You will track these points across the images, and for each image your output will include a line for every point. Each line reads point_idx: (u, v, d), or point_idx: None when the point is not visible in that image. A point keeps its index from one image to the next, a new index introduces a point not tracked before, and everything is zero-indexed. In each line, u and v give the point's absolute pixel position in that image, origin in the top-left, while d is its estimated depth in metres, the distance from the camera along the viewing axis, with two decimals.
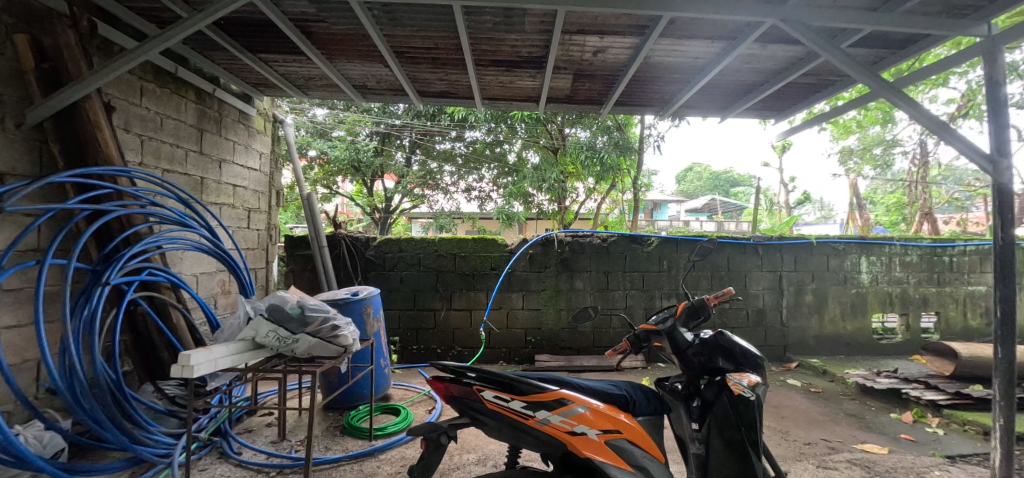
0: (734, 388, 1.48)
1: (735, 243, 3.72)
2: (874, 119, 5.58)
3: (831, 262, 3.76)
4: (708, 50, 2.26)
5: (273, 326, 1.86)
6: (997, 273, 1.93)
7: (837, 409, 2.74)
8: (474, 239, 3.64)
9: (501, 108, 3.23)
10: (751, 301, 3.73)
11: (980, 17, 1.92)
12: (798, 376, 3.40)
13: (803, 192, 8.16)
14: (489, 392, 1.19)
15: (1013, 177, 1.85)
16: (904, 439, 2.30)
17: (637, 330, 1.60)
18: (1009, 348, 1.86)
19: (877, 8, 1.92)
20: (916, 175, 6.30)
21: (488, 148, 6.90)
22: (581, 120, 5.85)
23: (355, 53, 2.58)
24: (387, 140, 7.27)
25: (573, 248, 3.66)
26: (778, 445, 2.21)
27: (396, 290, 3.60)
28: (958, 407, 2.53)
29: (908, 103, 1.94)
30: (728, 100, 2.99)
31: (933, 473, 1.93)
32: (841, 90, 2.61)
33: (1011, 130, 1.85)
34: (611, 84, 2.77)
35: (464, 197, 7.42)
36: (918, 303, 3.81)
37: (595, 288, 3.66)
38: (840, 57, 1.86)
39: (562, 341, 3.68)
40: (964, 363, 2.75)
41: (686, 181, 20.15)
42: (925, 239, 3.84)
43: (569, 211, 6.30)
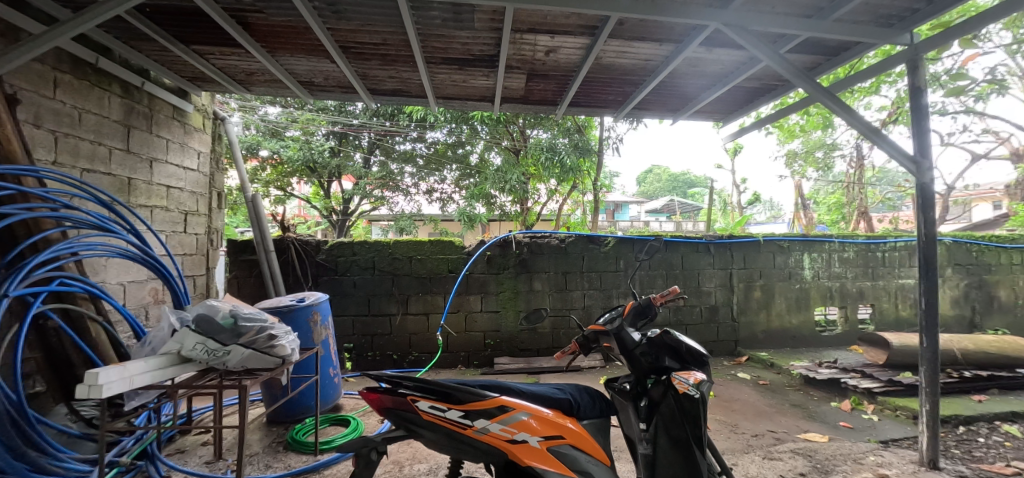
0: (680, 386, 1.51)
1: (688, 242, 3.82)
2: (815, 123, 5.88)
3: (777, 259, 3.94)
4: (657, 53, 2.28)
5: (201, 338, 1.72)
6: (921, 266, 2.05)
7: (783, 400, 2.85)
8: (430, 241, 3.54)
9: (457, 107, 3.13)
10: (704, 299, 3.84)
11: (904, 26, 2.05)
12: (747, 370, 3.52)
13: (754, 193, 8.57)
14: (424, 402, 1.19)
15: (933, 176, 1.99)
16: (843, 427, 2.42)
17: (587, 331, 1.63)
18: (933, 337, 1.98)
19: (813, 15, 2.00)
20: (853, 177, 6.76)
21: (450, 149, 6.77)
22: (541, 122, 5.85)
23: (297, 46, 2.44)
24: (344, 141, 6.99)
25: (532, 249, 3.64)
26: (728, 439, 2.25)
27: (349, 295, 3.46)
28: (891, 394, 2.69)
29: (845, 109, 2.04)
30: (678, 103, 3.04)
31: (868, 459, 2.03)
32: (782, 94, 2.72)
33: (931, 134, 2.00)
34: (564, 85, 2.75)
35: (425, 198, 7.24)
36: (855, 296, 4.06)
37: (553, 289, 3.66)
38: (779, 61, 1.93)
39: (522, 343, 3.65)
40: (896, 352, 2.91)
41: (645, 183, 20.74)
42: (860, 236, 4.09)
43: (530, 212, 6.38)
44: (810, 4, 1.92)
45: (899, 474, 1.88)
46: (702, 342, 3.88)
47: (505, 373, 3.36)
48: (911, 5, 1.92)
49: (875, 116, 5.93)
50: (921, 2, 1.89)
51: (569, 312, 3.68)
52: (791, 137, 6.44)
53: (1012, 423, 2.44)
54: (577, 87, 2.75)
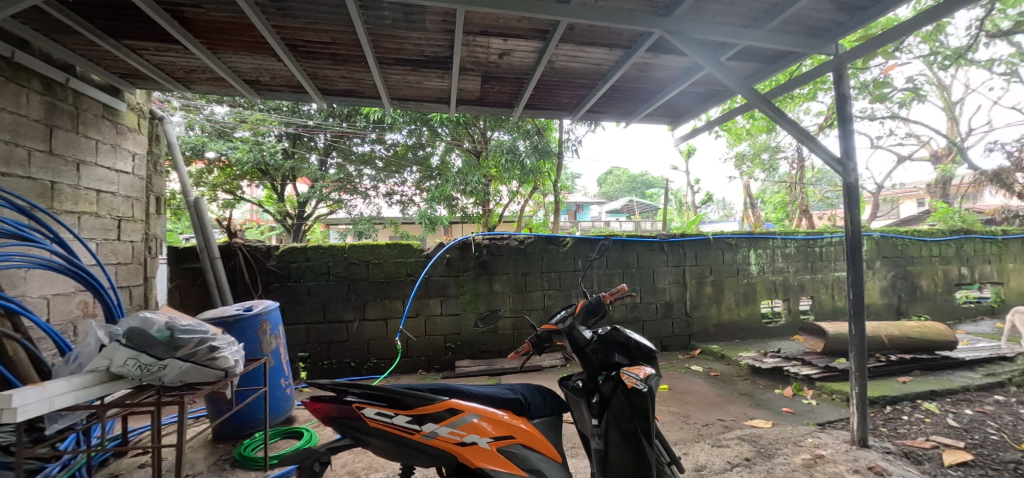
0: (628, 381, 1.57)
1: (644, 241, 3.96)
2: (760, 127, 6.25)
3: (726, 256, 4.15)
4: (608, 58, 2.34)
5: (133, 352, 1.61)
6: (850, 259, 2.21)
7: (732, 389, 3.00)
8: (388, 244, 3.47)
9: (413, 109, 3.09)
10: (660, 296, 3.98)
11: (830, 38, 2.18)
12: (700, 362, 3.68)
13: (707, 193, 9.00)
14: (370, 409, 1.17)
15: (858, 177, 2.16)
16: (785, 412, 2.58)
17: (539, 331, 1.65)
18: (861, 325, 2.13)
19: (749, 25, 2.07)
20: (795, 177, 7.23)
21: (410, 151, 6.66)
22: (500, 124, 5.91)
23: (239, 44, 2.33)
24: (297, 142, 6.73)
25: (491, 251, 3.64)
26: (680, 429, 2.34)
27: (303, 302, 3.33)
28: (827, 379, 2.89)
29: (780, 115, 2.16)
30: (630, 106, 3.14)
31: (806, 441, 2.16)
32: (725, 99, 2.87)
33: (855, 138, 2.17)
34: (519, 87, 2.78)
35: (385, 201, 7.08)
36: (796, 289, 4.34)
37: (513, 290, 3.68)
38: (718, 69, 2.02)
39: (484, 345, 3.64)
40: (831, 340, 3.14)
41: (606, 184, 21.35)
42: (800, 232, 4.38)
43: (492, 214, 6.45)
44: (746, 15, 1.98)
45: (833, 453, 2.01)
46: (659, 337, 4.02)
47: (467, 376, 3.34)
48: (835, 18, 2.03)
49: (813, 121, 6.38)
50: (843, 15, 2.01)
51: (529, 313, 3.71)
52: (739, 140, 6.81)
53: (931, 401, 2.68)
54: (532, 90, 2.79)
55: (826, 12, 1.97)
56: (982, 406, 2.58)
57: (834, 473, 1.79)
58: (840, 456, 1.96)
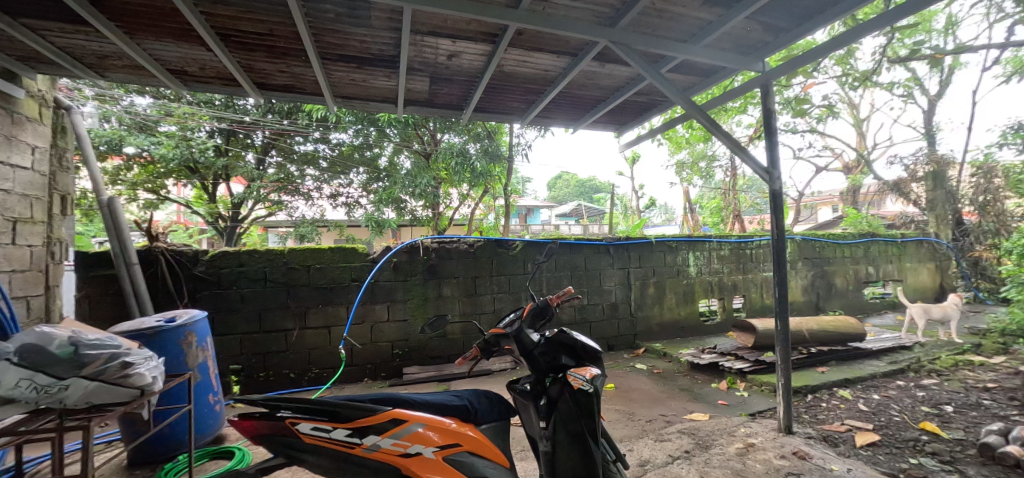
0: (575, 383, 1.58)
1: (591, 244, 4.08)
2: (698, 137, 6.70)
3: (667, 258, 4.38)
4: (555, 65, 2.39)
5: (27, 372, 1.31)
6: (776, 260, 2.40)
7: (673, 385, 3.16)
8: (331, 248, 3.31)
9: (358, 108, 2.97)
10: (606, 297, 4.12)
11: (758, 56, 2.35)
12: (644, 360, 3.85)
13: (651, 198, 9.54)
14: (305, 424, 1.12)
15: (782, 184, 2.36)
16: (721, 405, 2.75)
17: (487, 335, 1.63)
18: (785, 321, 2.32)
19: (687, 40, 2.16)
20: (729, 184, 7.83)
21: (357, 152, 6.44)
22: (450, 127, 5.96)
23: (163, 30, 2.12)
24: (232, 139, 6.26)
25: (440, 254, 3.59)
26: (626, 427, 2.42)
27: (236, 311, 3.09)
28: (757, 372, 3.13)
29: (715, 126, 2.31)
30: (577, 113, 3.23)
31: (739, 431, 2.31)
32: (666, 109, 3.03)
33: (780, 149, 2.37)
34: (469, 90, 2.76)
35: (329, 203, 6.81)
36: (730, 288, 4.67)
37: (463, 294, 3.65)
38: (659, 80, 2.12)
39: (434, 351, 3.57)
40: (761, 335, 3.40)
41: (556, 188, 21.94)
42: (734, 235, 4.72)
43: (443, 217, 6.45)
44: (683, 30, 2.08)
45: (762, 441, 2.16)
46: (606, 338, 4.15)
47: (415, 382, 3.26)
48: (762, 37, 2.19)
49: (745, 133, 6.95)
50: (769, 36, 2.17)
51: (479, 317, 3.69)
52: (680, 148, 7.27)
53: (844, 388, 2.98)
54: (482, 93, 2.78)
55: (754, 31, 2.12)
56: (887, 391, 2.91)
57: (764, 459, 1.93)
58: (769, 443, 2.11)
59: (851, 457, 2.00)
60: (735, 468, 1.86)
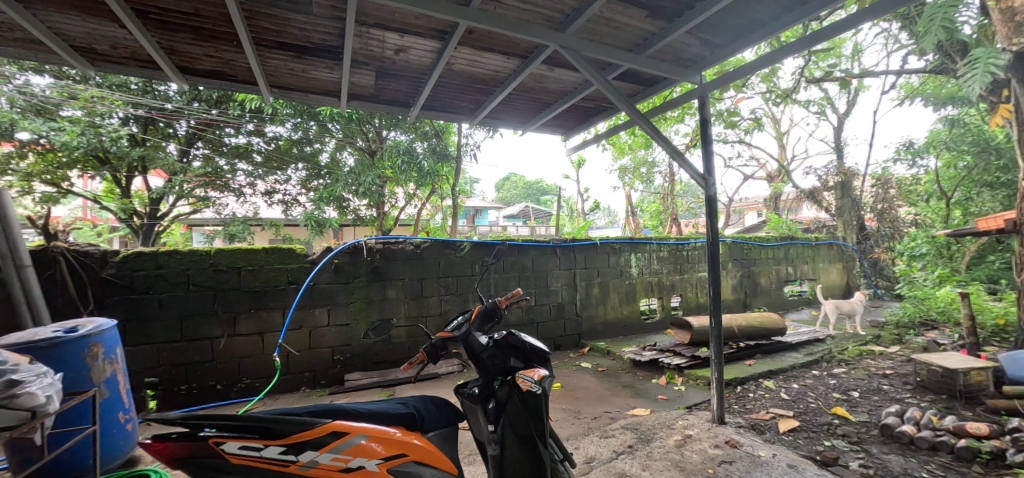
0: (523, 385, 1.58)
1: (539, 245, 4.14)
2: (639, 143, 7.07)
3: (611, 259, 4.55)
4: (505, 66, 2.39)
5: None
6: (711, 261, 2.57)
7: (617, 382, 3.29)
8: (265, 248, 3.09)
9: (297, 100, 2.80)
10: (553, 297, 4.20)
11: (696, 69, 2.50)
12: (589, 359, 3.97)
13: (594, 201, 10.04)
14: (233, 443, 1.02)
15: (716, 190, 2.53)
16: (660, 399, 2.89)
17: (434, 340, 1.60)
18: (719, 318, 2.49)
19: (632, 49, 2.25)
20: (667, 189, 8.32)
21: (295, 147, 6.14)
22: (396, 125, 6.00)
23: (64, 1, 1.86)
24: (150, 128, 5.66)
25: (385, 256, 3.47)
26: (572, 425, 2.47)
27: (153, 318, 2.79)
28: (694, 367, 3.34)
29: (656, 134, 2.42)
30: (526, 115, 3.26)
31: (678, 423, 2.44)
32: (612, 114, 3.14)
33: (714, 158, 2.54)
34: (417, 87, 2.70)
35: (263, 200, 6.40)
36: (668, 288, 4.95)
37: (408, 296, 3.55)
38: (605, 87, 2.17)
39: (378, 356, 3.45)
40: (697, 332, 3.62)
41: (504, 190, 22.25)
42: (672, 238, 5.01)
43: (387, 217, 6.40)
44: (629, 40, 2.16)
45: (698, 432, 2.30)
46: (553, 338, 4.23)
47: (358, 389, 3.13)
48: (699, 52, 2.33)
49: (682, 141, 7.42)
50: (705, 51, 2.31)
51: (425, 320, 3.61)
52: (624, 153, 7.61)
53: (769, 379, 3.25)
54: (430, 91, 2.73)
55: (692, 45, 2.24)
56: (803, 380, 3.22)
57: (700, 450, 2.05)
58: (704, 434, 2.25)
59: (776, 442, 2.18)
60: (674, 460, 1.96)
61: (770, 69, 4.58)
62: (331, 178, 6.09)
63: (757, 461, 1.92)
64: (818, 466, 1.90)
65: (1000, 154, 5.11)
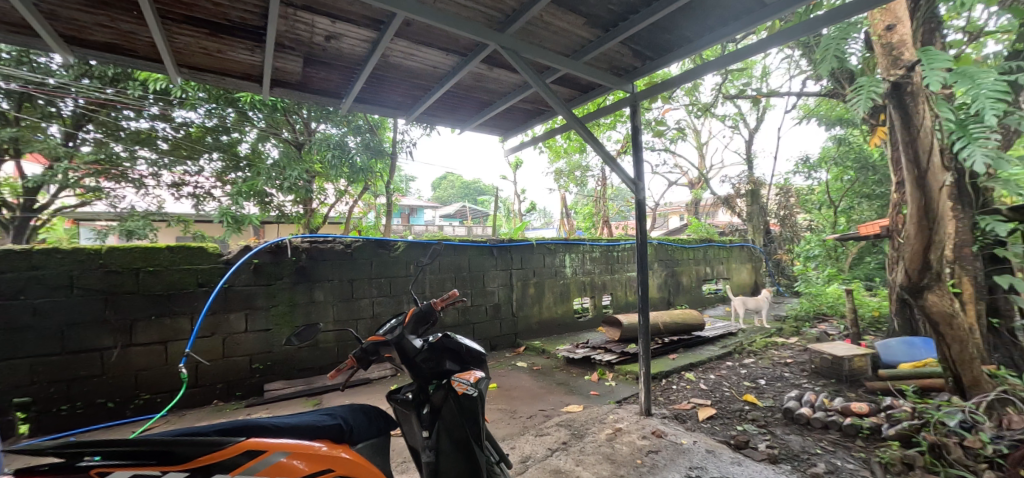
0: (459, 388, 1.55)
1: (475, 245, 4.14)
2: (574, 147, 7.34)
3: (546, 259, 4.66)
4: (444, 62, 2.35)
5: None
6: (640, 261, 2.71)
7: (551, 380, 3.37)
8: (169, 246, 2.79)
9: (210, 83, 2.54)
10: (489, 298, 4.22)
11: (630, 77, 2.60)
12: (524, 358, 4.03)
13: (531, 202, 10.42)
14: (121, 472, 0.89)
15: (645, 195, 2.67)
16: (593, 395, 3.00)
17: (365, 345, 1.50)
18: (646, 315, 2.63)
19: (570, 54, 2.29)
20: (599, 192, 8.78)
21: (210, 135, 5.58)
22: (327, 116, 5.52)
23: None
24: (23, 104, 4.81)
25: (312, 256, 3.30)
26: (508, 426, 2.48)
27: (24, 328, 2.39)
28: (623, 362, 3.51)
29: (591, 138, 2.50)
30: (464, 114, 3.23)
31: (609, 417, 2.54)
32: (548, 118, 3.21)
33: (644, 165, 2.67)
34: (349, 79, 2.57)
35: (170, 193, 5.65)
36: (600, 287, 5.17)
37: (338, 299, 3.42)
38: (544, 90, 2.19)
39: (301, 363, 3.26)
40: (626, 329, 3.82)
41: (439, 189, 22.07)
42: (604, 239, 5.26)
43: (317, 214, 5.98)
44: (567, 45, 2.20)
45: (627, 424, 2.41)
46: (489, 338, 4.26)
47: (278, 400, 2.95)
48: (632, 62, 2.43)
49: (615, 147, 7.83)
50: (638, 61, 2.42)
51: (356, 323, 3.50)
52: (560, 156, 7.85)
53: (690, 371, 3.51)
54: (365, 83, 2.60)
55: (625, 54, 2.34)
56: (719, 370, 3.51)
57: (629, 441, 2.15)
58: (633, 426, 2.37)
59: (696, 430, 2.35)
60: (605, 453, 2.04)
61: (693, 84, 4.93)
62: (253, 172, 5.68)
63: (679, 449, 2.05)
64: (732, 450, 2.06)
65: (875, 170, 5.86)
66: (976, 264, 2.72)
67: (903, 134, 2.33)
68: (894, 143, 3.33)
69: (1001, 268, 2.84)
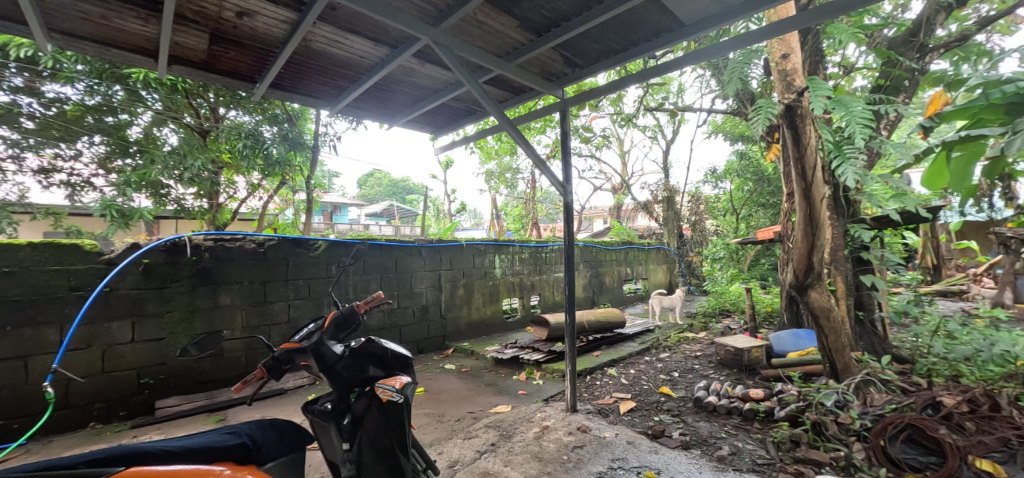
0: (383, 395, 1.50)
1: (403, 246, 4.06)
2: (505, 149, 7.47)
3: (476, 260, 4.69)
4: (372, 53, 2.25)
5: None
6: (568, 262, 2.80)
7: (479, 381, 3.38)
8: (31, 243, 2.43)
9: (92, 54, 2.16)
10: (417, 300, 4.15)
11: (560, 83, 2.68)
12: (452, 360, 4.01)
13: (461, 203, 10.44)
14: None
15: (572, 199, 2.77)
16: (520, 394, 3.05)
17: (276, 351, 1.39)
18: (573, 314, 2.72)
19: (503, 56, 2.30)
20: (530, 195, 9.08)
21: (92, 115, 4.31)
22: (238, 102, 4.86)
23: None
24: None
25: (216, 255, 3.04)
26: (435, 431, 2.43)
27: None
28: (550, 361, 3.62)
29: (522, 141, 2.54)
30: (392, 110, 3.13)
31: (536, 416, 2.59)
32: (479, 118, 3.23)
33: (572, 169, 2.77)
34: (264, 62, 2.36)
35: (36, 181, 4.25)
36: (528, 288, 5.30)
37: (248, 303, 3.20)
38: (477, 89, 2.18)
39: (200, 373, 2.99)
40: (552, 328, 3.95)
41: (366, 186, 21.15)
42: (533, 241, 5.41)
43: (223, 209, 5.24)
44: (501, 46, 2.21)
45: (554, 422, 2.48)
46: (417, 341, 4.18)
47: (175, 417, 2.67)
48: (562, 68, 2.51)
49: (545, 150, 8.07)
50: (567, 68, 2.50)
51: (268, 330, 3.32)
52: (490, 157, 8.03)
53: (612, 367, 3.71)
54: (283, 68, 2.41)
55: (555, 61, 2.41)
56: (638, 365, 3.75)
57: (556, 438, 2.21)
58: (559, 423, 2.44)
59: (618, 423, 2.47)
60: (533, 452, 2.07)
61: (618, 95, 5.21)
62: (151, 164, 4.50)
63: (603, 442, 2.14)
64: (650, 440, 2.21)
65: (770, 183, 6.83)
66: (846, 266, 3.20)
67: (795, 151, 2.63)
68: (785, 159, 3.77)
69: (865, 269, 3.33)
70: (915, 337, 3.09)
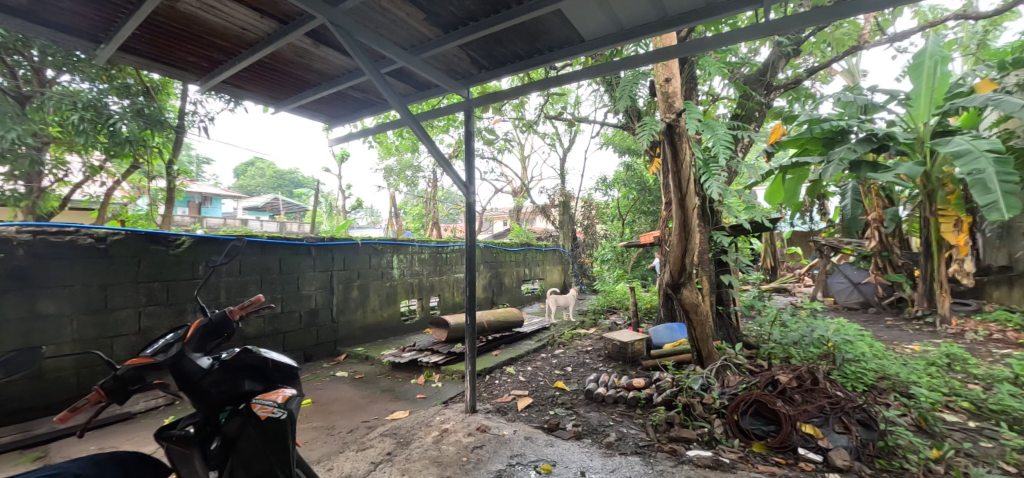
0: (262, 413, 1.32)
1: (288, 244, 3.76)
2: (405, 146, 7.29)
3: (372, 260, 4.51)
4: (257, 25, 2.02)
5: None
6: (470, 262, 2.82)
7: (374, 388, 3.23)
8: None
9: None
10: (304, 303, 3.86)
11: (465, 83, 2.69)
12: (344, 367, 3.79)
13: (356, 200, 10.10)
14: None
15: (474, 199, 2.79)
16: (419, 399, 2.98)
17: (119, 371, 1.14)
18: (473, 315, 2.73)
19: (407, 48, 2.23)
20: (431, 193, 9.28)
21: None
22: (75, 65, 3.86)
23: None
24: None
25: (35, 249, 2.52)
26: (324, 446, 2.25)
27: None
28: (449, 363, 3.60)
29: (425, 137, 2.49)
30: (279, 93, 2.87)
31: (435, 420, 2.54)
32: (377, 112, 3.12)
33: (474, 170, 2.80)
34: (113, 20, 1.94)
35: None
36: (428, 289, 5.25)
37: (83, 309, 2.71)
38: (378, 79, 2.09)
39: (5, 401, 2.43)
40: (453, 329, 3.94)
41: (246, 176, 19.04)
42: (433, 241, 5.39)
43: (48, 196, 4.23)
44: (406, 38, 2.14)
45: (454, 424, 2.46)
46: (304, 347, 3.87)
47: None
48: (468, 68, 2.53)
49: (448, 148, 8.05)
50: (472, 68, 2.53)
51: (111, 343, 2.83)
52: (388, 153, 7.85)
53: (510, 365, 3.82)
54: (138, 29, 2.02)
55: (460, 59, 2.41)
56: (534, 362, 3.92)
57: (455, 441, 2.20)
58: (459, 425, 2.43)
59: (516, 420, 2.55)
60: (432, 457, 2.03)
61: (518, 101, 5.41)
62: None
63: (502, 440, 2.19)
64: (546, 434, 2.31)
65: (649, 193, 7.51)
66: (711, 268, 3.71)
67: (673, 164, 2.96)
68: (664, 172, 4.25)
69: (724, 269, 3.88)
70: (761, 327, 3.68)
